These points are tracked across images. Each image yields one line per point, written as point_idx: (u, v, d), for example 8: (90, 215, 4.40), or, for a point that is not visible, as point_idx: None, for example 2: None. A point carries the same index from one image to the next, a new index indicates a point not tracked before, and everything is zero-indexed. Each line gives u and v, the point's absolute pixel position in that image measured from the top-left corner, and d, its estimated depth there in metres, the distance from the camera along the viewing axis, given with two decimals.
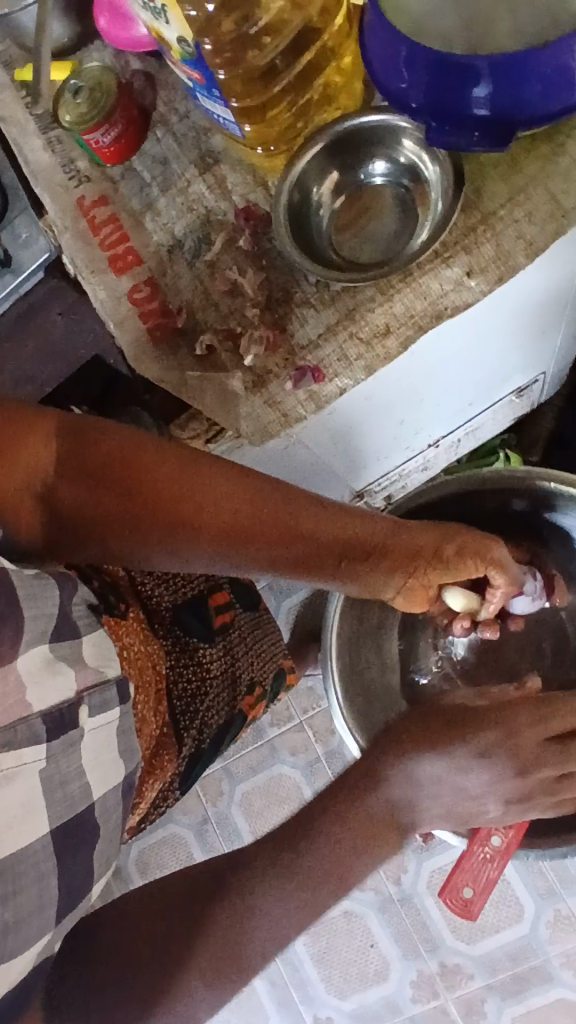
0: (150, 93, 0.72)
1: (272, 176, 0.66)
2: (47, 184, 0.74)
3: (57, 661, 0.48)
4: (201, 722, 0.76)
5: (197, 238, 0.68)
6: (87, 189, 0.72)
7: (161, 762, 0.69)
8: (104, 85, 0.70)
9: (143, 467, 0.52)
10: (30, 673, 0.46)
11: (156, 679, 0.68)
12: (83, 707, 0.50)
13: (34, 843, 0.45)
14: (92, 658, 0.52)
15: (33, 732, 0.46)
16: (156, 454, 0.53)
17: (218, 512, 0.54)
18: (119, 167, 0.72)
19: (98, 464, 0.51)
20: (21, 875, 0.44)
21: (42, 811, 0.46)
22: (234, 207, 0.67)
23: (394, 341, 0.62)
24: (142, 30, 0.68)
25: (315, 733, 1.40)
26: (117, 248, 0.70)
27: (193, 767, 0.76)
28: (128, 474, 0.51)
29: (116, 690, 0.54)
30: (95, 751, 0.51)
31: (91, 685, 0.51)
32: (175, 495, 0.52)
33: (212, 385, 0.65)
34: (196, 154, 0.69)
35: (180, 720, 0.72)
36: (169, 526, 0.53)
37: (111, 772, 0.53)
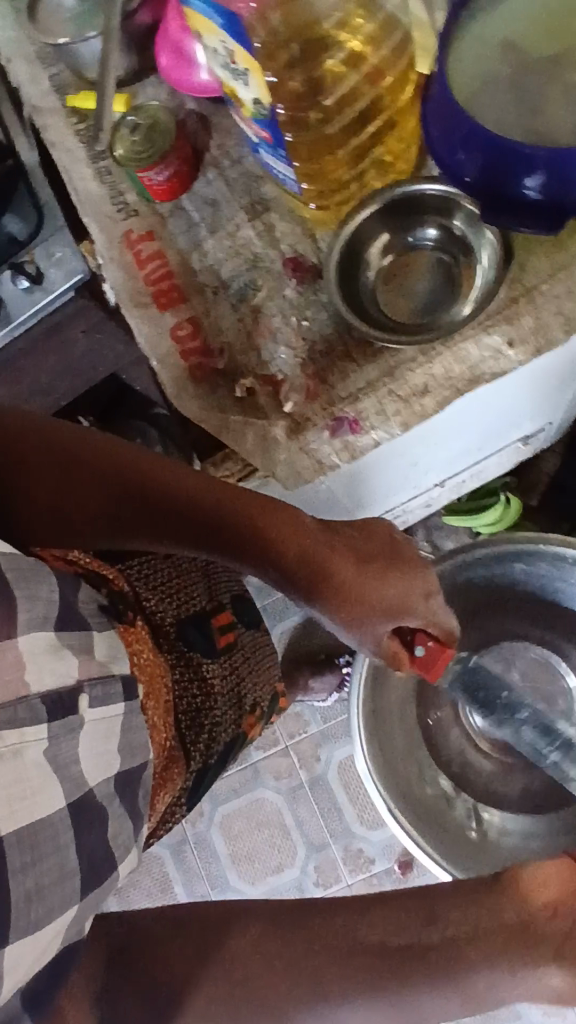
0: (203, 134, 0.74)
1: (322, 234, 0.68)
2: (94, 214, 0.75)
3: (58, 645, 0.50)
4: (205, 740, 0.76)
5: (243, 283, 0.69)
6: (135, 222, 0.74)
7: (171, 776, 0.70)
8: (162, 127, 0.72)
9: (73, 452, 0.59)
10: (30, 650, 0.47)
11: (164, 690, 0.68)
12: (83, 696, 0.51)
13: (52, 814, 0.47)
14: (99, 655, 0.54)
15: (35, 711, 0.47)
16: (84, 440, 0.60)
17: (104, 482, 0.60)
18: (167, 204, 0.74)
19: (36, 446, 0.57)
20: (40, 847, 0.46)
21: (55, 783, 0.48)
22: (281, 255, 0.69)
23: (431, 401, 0.64)
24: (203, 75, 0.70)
25: (299, 759, 1.41)
26: (161, 284, 0.71)
27: (196, 784, 0.76)
28: (64, 456, 0.59)
29: (121, 684, 0.56)
30: (93, 741, 0.52)
31: (93, 676, 0.53)
32: (100, 483, 0.60)
33: (253, 430, 0.66)
34: (246, 199, 0.71)
35: (185, 735, 0.73)
36: (100, 505, 0.59)
37: (107, 759, 0.53)
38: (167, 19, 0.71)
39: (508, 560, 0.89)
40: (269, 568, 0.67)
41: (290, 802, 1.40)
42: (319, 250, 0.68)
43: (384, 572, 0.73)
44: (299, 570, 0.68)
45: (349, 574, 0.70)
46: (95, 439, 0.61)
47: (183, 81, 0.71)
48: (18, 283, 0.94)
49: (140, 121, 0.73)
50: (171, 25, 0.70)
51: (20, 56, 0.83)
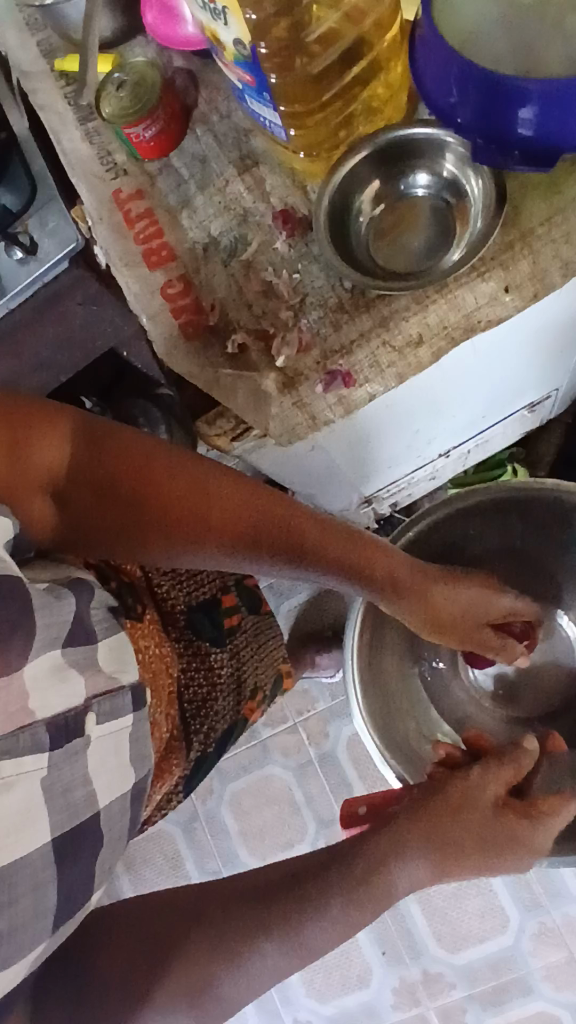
0: (192, 90, 0.73)
1: (312, 185, 0.67)
2: (84, 175, 0.74)
3: (63, 664, 0.48)
4: (208, 725, 0.77)
5: (234, 238, 0.68)
6: (124, 182, 0.73)
7: (172, 763, 0.71)
8: (149, 83, 0.71)
9: (153, 475, 0.55)
10: (34, 678, 0.46)
11: (169, 682, 0.69)
12: (90, 715, 0.50)
13: (33, 852, 0.45)
14: (104, 661, 0.53)
15: (38, 741, 0.45)
16: (164, 462, 0.55)
17: (186, 509, 0.56)
18: (157, 164, 0.73)
19: (97, 466, 0.53)
20: (18, 886, 0.44)
21: (42, 818, 0.46)
22: (272, 209, 0.68)
23: (426, 352, 0.63)
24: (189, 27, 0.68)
25: (307, 736, 1.40)
26: (151, 243, 0.70)
27: (198, 767, 0.77)
28: (134, 472, 0.54)
29: (129, 695, 0.55)
30: (101, 757, 0.51)
31: (100, 692, 0.51)
32: (167, 500, 0.56)
33: (242, 388, 0.65)
34: (236, 155, 0.70)
35: (189, 718, 0.74)
36: (157, 526, 0.56)
37: (116, 776, 0.53)
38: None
39: (501, 511, 0.90)
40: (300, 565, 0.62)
41: (299, 778, 1.40)
42: (311, 202, 0.67)
43: (432, 580, 0.73)
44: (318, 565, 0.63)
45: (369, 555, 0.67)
46: (172, 453, 0.56)
47: (169, 35, 0.70)
48: (13, 253, 0.94)
49: (127, 78, 0.72)
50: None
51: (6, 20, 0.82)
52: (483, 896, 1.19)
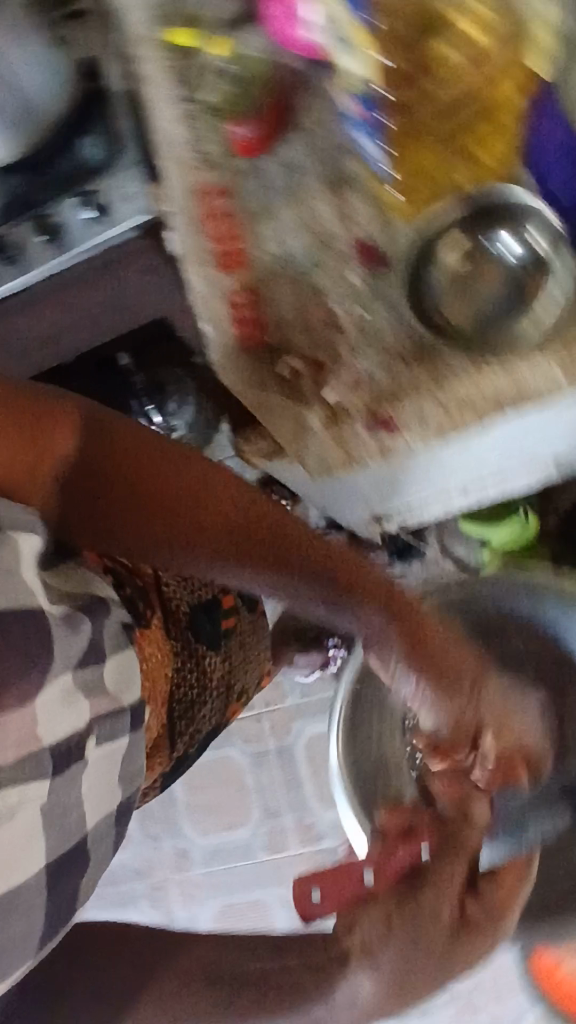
0: (297, 93, 0.70)
1: (397, 217, 0.64)
2: (172, 158, 0.73)
3: (73, 693, 0.56)
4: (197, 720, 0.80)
5: (308, 260, 0.68)
6: (211, 176, 0.72)
7: (158, 754, 0.74)
8: (253, 80, 0.68)
9: (159, 473, 0.57)
10: (45, 710, 0.53)
11: (162, 683, 0.71)
12: (91, 739, 0.59)
13: (25, 880, 0.55)
14: (110, 680, 0.60)
15: (41, 766, 0.54)
16: (171, 459, 0.58)
17: (187, 509, 0.58)
18: (246, 162, 0.72)
19: (107, 457, 0.56)
20: (19, 903, 0.55)
21: (41, 845, 0.56)
22: (352, 238, 0.66)
23: (472, 418, 0.63)
24: (302, 35, 0.63)
25: (270, 727, 1.43)
26: (227, 247, 0.70)
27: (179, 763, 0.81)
28: (135, 470, 0.57)
29: (128, 717, 0.62)
30: (93, 779, 0.60)
31: (101, 715, 0.59)
32: (164, 497, 0.58)
33: (290, 422, 0.66)
34: (326, 171, 0.68)
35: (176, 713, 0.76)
36: (159, 525, 0.58)
37: (107, 799, 0.63)
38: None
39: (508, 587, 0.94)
40: (312, 594, 0.64)
41: (255, 765, 1.43)
42: (391, 235, 0.65)
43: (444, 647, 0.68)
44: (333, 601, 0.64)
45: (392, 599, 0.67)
46: (179, 450, 0.59)
47: (280, 33, 0.65)
48: (81, 212, 0.93)
49: (231, 65, 0.69)
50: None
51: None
52: None
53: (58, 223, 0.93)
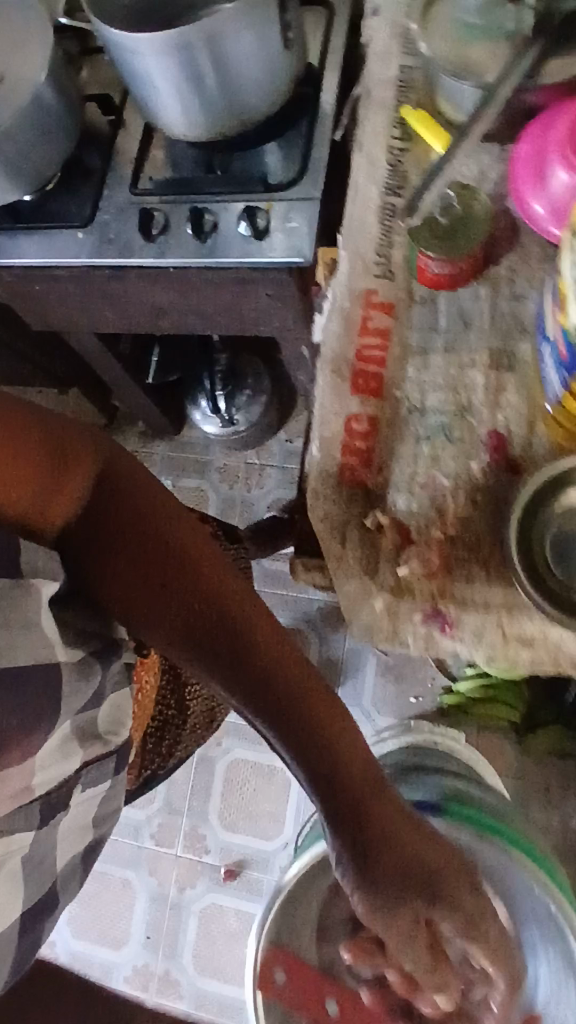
0: (503, 247, 0.67)
1: (538, 437, 0.63)
2: (353, 248, 0.70)
3: (72, 739, 0.63)
4: (151, 756, 0.96)
5: (440, 422, 0.65)
6: (383, 286, 0.69)
7: (132, 766, 0.92)
8: (474, 221, 0.64)
9: (164, 534, 0.58)
10: (47, 756, 0.61)
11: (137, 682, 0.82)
12: (75, 790, 0.67)
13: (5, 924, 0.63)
14: (104, 728, 0.69)
15: (28, 817, 0.62)
16: (177, 526, 0.59)
17: (185, 584, 0.58)
18: (425, 290, 0.68)
19: (116, 507, 0.58)
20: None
21: (18, 895, 0.63)
22: (492, 424, 0.64)
23: (527, 655, 0.61)
24: (538, 208, 0.63)
25: None
26: (368, 366, 0.68)
27: (144, 781, 0.97)
28: (133, 522, 0.58)
29: (113, 763, 0.72)
30: (78, 816, 0.70)
31: (90, 762, 0.68)
32: (152, 564, 0.58)
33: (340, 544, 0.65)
34: (499, 342, 0.65)
35: (151, 734, 0.96)
36: (139, 583, 0.58)
37: (82, 833, 0.71)
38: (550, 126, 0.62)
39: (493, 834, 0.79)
40: (288, 747, 0.59)
41: None
42: (529, 447, 0.63)
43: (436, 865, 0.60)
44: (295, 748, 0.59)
45: (364, 774, 0.60)
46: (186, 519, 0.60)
47: (518, 192, 0.64)
48: (239, 224, 0.89)
49: (457, 201, 0.65)
50: (549, 139, 0.61)
51: (388, 33, 0.76)
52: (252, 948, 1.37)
53: (213, 223, 0.90)
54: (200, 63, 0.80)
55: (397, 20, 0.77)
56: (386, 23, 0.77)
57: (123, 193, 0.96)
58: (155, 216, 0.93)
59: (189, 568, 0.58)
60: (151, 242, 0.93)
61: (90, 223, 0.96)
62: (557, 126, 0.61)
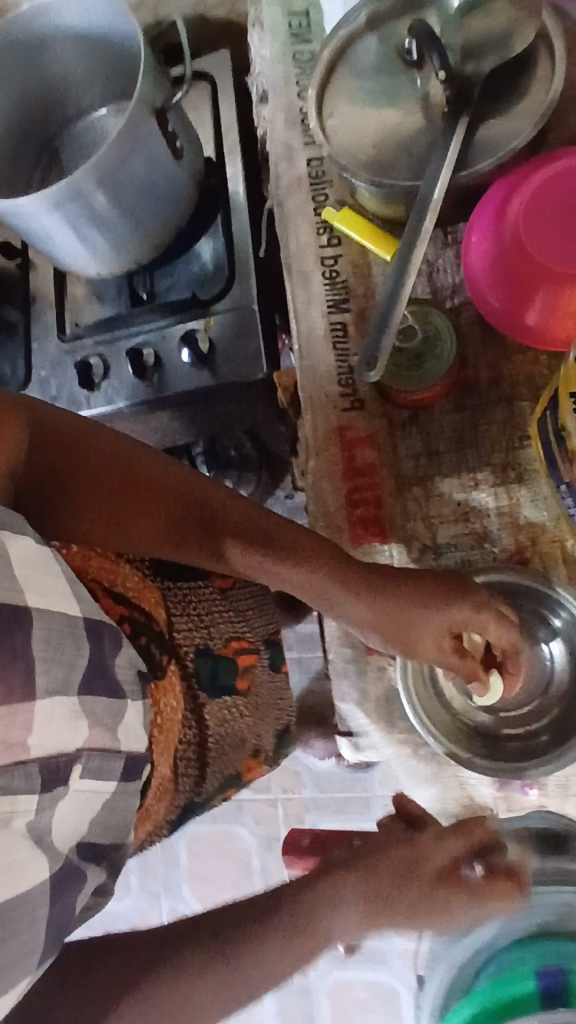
0: (475, 347, 0.60)
1: (567, 556, 0.57)
2: (312, 386, 0.63)
3: (79, 713, 0.48)
4: (187, 785, 0.64)
5: (459, 558, 0.59)
6: (357, 420, 0.62)
7: (176, 784, 0.62)
8: (438, 343, 0.58)
9: (117, 460, 0.54)
10: (44, 715, 0.45)
11: (171, 720, 0.59)
12: (75, 769, 0.48)
13: (28, 891, 0.45)
14: (122, 737, 0.51)
15: (29, 781, 0.45)
16: (122, 449, 0.55)
17: (151, 496, 0.55)
18: (404, 413, 0.61)
19: (62, 444, 0.53)
20: (12, 922, 0.44)
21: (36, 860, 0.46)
22: (514, 549, 0.58)
23: None
24: (500, 308, 0.55)
25: (283, 815, 1.41)
26: (365, 513, 0.61)
27: (182, 813, 0.66)
28: (77, 458, 0.53)
29: (120, 763, 0.51)
30: (79, 801, 0.49)
31: (93, 749, 0.49)
32: (117, 480, 0.54)
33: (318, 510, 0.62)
34: (499, 454, 0.59)
35: (178, 769, 0.62)
36: (103, 512, 0.54)
37: (88, 808, 0.50)
38: (504, 204, 0.54)
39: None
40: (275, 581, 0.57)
41: (261, 847, 1.41)
42: (562, 565, 0.57)
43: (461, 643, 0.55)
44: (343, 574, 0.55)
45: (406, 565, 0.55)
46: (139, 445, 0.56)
47: (478, 288, 0.56)
48: (183, 353, 0.82)
49: (416, 323, 0.58)
50: (509, 217, 0.53)
51: (285, 123, 0.68)
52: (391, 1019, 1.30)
53: (154, 360, 0.84)
54: (95, 203, 0.73)
55: (291, 104, 0.68)
56: (280, 112, 0.68)
57: (53, 343, 0.90)
58: (93, 363, 0.86)
59: (154, 481, 0.55)
60: (96, 391, 0.87)
61: (29, 383, 0.90)
62: (516, 202, 0.53)
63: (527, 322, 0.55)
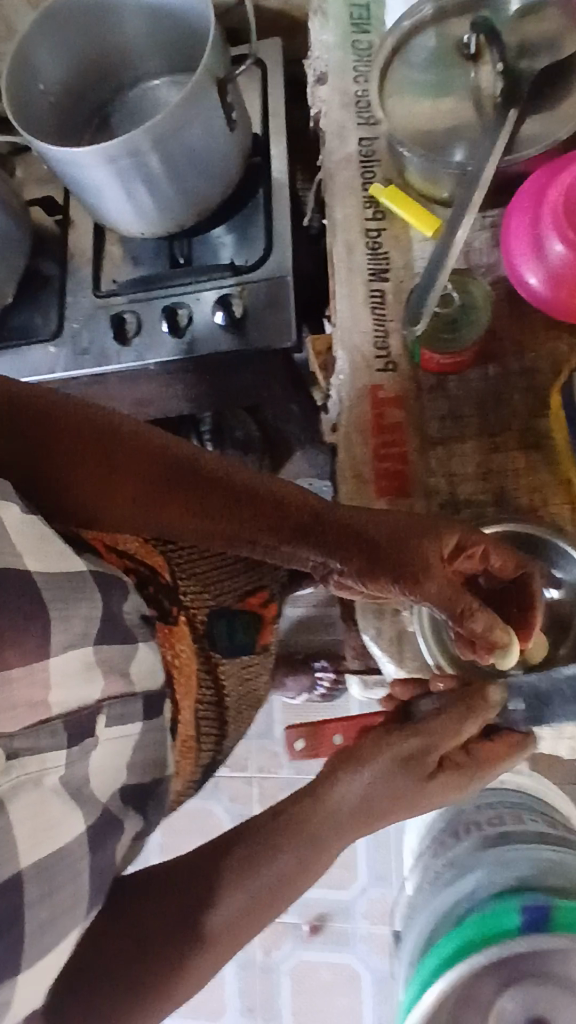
0: (505, 321, 0.64)
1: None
2: (349, 345, 0.67)
3: (93, 665, 0.49)
4: (210, 741, 0.68)
5: (474, 512, 0.63)
6: (389, 380, 0.66)
7: (200, 740, 0.66)
8: (473, 312, 0.62)
9: (99, 432, 0.53)
10: (60, 670, 0.47)
11: (189, 672, 0.63)
12: (100, 718, 0.50)
13: (70, 840, 0.46)
14: (137, 677, 0.54)
15: (56, 737, 0.47)
16: (103, 419, 0.53)
17: (143, 465, 0.54)
18: (435, 376, 0.65)
19: (40, 418, 0.51)
20: (57, 878, 0.45)
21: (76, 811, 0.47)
22: (526, 506, 0.62)
23: None
24: (533, 283, 0.60)
25: (258, 794, 1.43)
26: (389, 465, 0.65)
27: (208, 769, 0.70)
28: (56, 431, 0.51)
29: (141, 702, 0.54)
30: (107, 754, 0.51)
31: (112, 698, 0.51)
32: (102, 451, 0.53)
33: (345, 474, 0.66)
34: (520, 420, 0.63)
35: (201, 724, 0.66)
36: (94, 484, 0.52)
37: (118, 753, 0.52)
38: (546, 188, 0.59)
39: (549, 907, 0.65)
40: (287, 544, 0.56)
41: (234, 825, 1.43)
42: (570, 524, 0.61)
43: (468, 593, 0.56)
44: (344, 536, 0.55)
45: (396, 526, 0.55)
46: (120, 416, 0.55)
47: (513, 264, 0.61)
48: (216, 315, 0.86)
49: (454, 292, 0.63)
50: (550, 198, 0.57)
51: (340, 105, 0.73)
52: (351, 1000, 1.32)
53: (188, 320, 0.87)
54: (149, 163, 0.77)
55: (347, 88, 0.73)
56: (336, 94, 0.73)
57: (88, 297, 0.93)
58: (127, 319, 0.89)
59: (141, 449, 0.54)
60: (127, 346, 0.89)
61: (61, 334, 0.92)
62: (558, 184, 0.57)
63: (557, 297, 0.59)
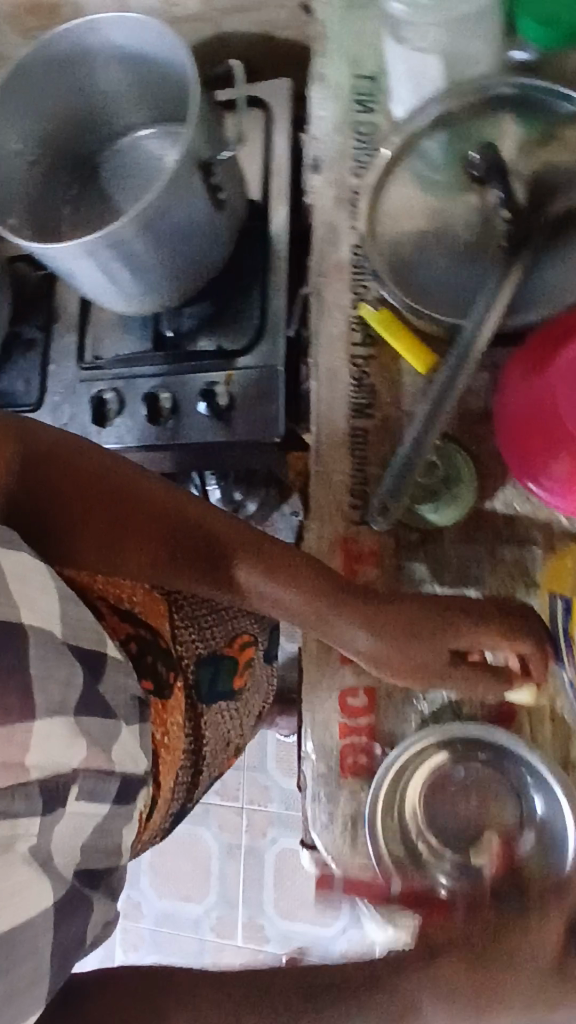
0: (494, 482, 0.58)
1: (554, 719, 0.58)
2: (323, 487, 0.61)
3: (77, 734, 0.42)
4: (181, 790, 0.60)
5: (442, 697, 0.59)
6: (363, 532, 0.60)
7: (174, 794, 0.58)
8: (456, 477, 0.58)
9: (113, 485, 0.49)
10: (42, 736, 0.40)
11: (172, 735, 0.55)
12: (71, 789, 0.42)
13: (32, 915, 0.40)
14: (118, 760, 0.46)
15: (30, 802, 0.40)
16: (121, 469, 0.50)
17: (155, 522, 0.51)
18: (415, 535, 0.59)
19: (56, 463, 0.47)
20: (15, 952, 0.39)
21: (42, 883, 0.41)
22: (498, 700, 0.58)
23: None
24: (517, 463, 0.53)
25: (247, 826, 1.36)
26: None
27: (174, 818, 0.62)
28: (72, 481, 0.48)
29: (117, 783, 0.46)
30: (65, 834, 0.43)
31: (88, 769, 0.43)
32: (114, 502, 0.49)
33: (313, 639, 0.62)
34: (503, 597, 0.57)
35: (177, 782, 0.58)
36: (101, 534, 0.49)
37: (80, 827, 0.44)
38: (548, 359, 0.50)
39: None
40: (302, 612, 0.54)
41: (223, 852, 1.37)
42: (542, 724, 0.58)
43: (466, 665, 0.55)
44: (347, 611, 0.53)
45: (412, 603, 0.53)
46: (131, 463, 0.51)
47: (504, 429, 0.54)
48: (199, 405, 0.81)
49: (437, 460, 0.58)
50: (550, 371, 0.49)
51: (334, 201, 0.65)
52: None
53: (171, 406, 0.82)
54: (134, 248, 0.70)
55: (344, 181, 0.65)
56: (331, 186, 0.65)
57: (71, 367, 0.88)
58: (109, 398, 0.85)
59: (156, 502, 0.51)
60: (109, 426, 0.85)
61: (41, 407, 0.88)
62: (561, 353, 0.49)
63: (539, 486, 0.52)
